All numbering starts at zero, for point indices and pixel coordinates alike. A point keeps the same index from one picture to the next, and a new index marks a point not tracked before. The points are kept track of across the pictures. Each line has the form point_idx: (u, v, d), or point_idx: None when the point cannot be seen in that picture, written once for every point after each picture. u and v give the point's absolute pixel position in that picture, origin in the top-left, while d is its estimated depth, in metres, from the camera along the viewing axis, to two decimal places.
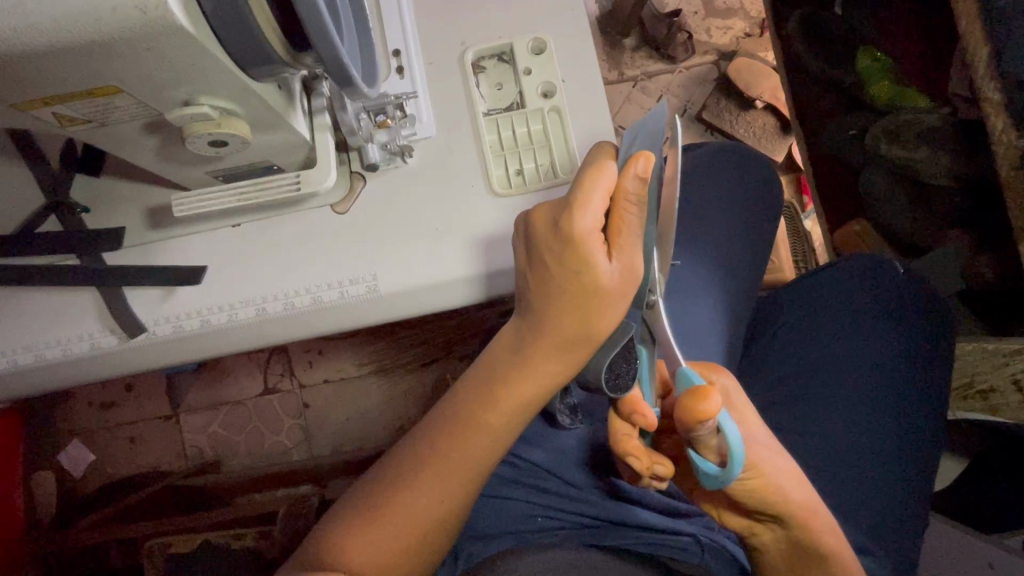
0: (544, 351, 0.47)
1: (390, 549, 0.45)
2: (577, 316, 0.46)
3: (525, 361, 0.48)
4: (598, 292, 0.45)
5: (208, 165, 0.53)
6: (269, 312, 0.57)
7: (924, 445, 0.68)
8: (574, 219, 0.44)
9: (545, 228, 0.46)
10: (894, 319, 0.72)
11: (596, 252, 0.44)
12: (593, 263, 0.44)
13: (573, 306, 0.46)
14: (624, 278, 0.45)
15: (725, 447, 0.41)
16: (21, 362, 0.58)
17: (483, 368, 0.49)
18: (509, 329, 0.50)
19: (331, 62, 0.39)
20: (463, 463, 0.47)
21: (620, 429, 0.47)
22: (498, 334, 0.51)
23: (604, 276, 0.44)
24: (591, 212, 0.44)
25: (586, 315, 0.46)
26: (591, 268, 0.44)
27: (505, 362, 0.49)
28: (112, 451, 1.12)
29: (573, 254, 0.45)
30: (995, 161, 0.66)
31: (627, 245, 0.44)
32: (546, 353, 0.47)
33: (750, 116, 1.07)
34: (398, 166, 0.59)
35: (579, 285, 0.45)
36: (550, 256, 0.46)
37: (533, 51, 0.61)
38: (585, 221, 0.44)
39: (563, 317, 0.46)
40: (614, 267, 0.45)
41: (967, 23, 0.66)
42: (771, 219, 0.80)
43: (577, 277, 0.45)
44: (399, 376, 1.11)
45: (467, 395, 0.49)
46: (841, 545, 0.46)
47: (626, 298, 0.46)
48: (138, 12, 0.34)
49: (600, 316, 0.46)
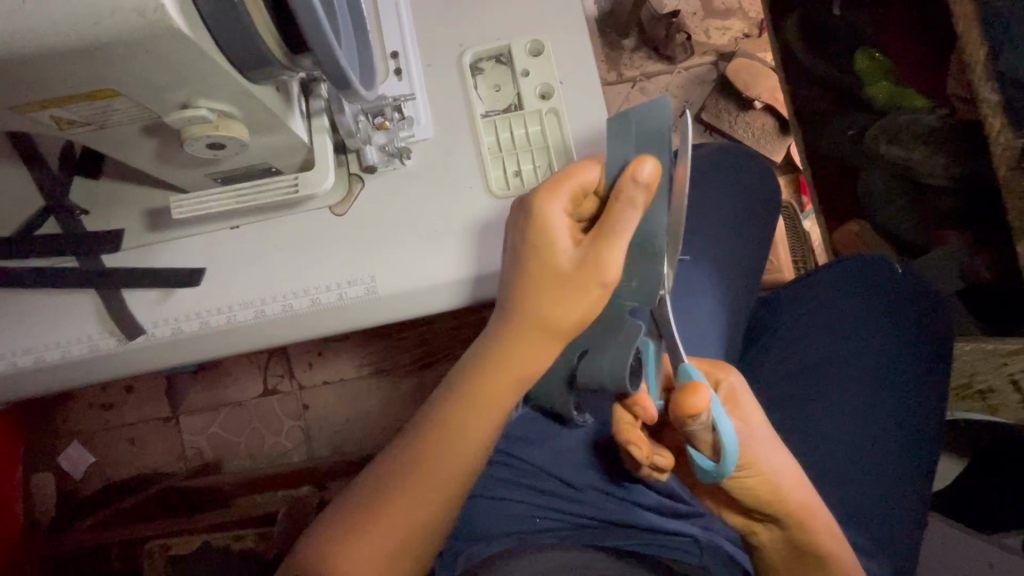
0: (513, 340, 0.47)
1: (381, 553, 0.45)
2: (540, 300, 0.45)
3: (496, 350, 0.47)
4: (557, 274, 0.45)
5: (208, 167, 0.53)
6: (267, 313, 0.57)
7: (923, 446, 0.68)
8: (543, 198, 0.45)
9: (519, 211, 0.48)
10: (893, 319, 0.72)
11: (559, 233, 0.45)
12: (555, 242, 0.45)
13: (535, 289, 0.45)
14: (586, 266, 0.43)
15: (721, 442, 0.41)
16: (21, 364, 0.58)
17: (463, 364, 0.50)
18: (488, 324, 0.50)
19: (329, 64, 0.40)
20: (456, 466, 0.47)
21: (623, 418, 0.48)
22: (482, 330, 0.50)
23: (565, 257, 0.45)
24: (561, 196, 0.45)
25: (545, 299, 0.45)
26: (551, 247, 0.45)
27: (478, 352, 0.48)
28: (112, 452, 1.13)
29: (536, 231, 0.45)
30: (992, 162, 0.66)
31: (598, 237, 0.43)
32: (512, 342, 0.47)
33: (749, 117, 1.08)
34: (396, 168, 0.59)
35: (541, 266, 0.45)
36: (518, 236, 0.47)
37: (532, 52, 0.61)
38: (553, 200, 0.45)
39: (526, 300, 0.46)
40: (578, 253, 0.44)
41: (964, 27, 0.66)
42: (770, 220, 0.80)
43: (539, 256, 0.45)
44: (399, 377, 1.11)
45: (454, 392, 0.48)
46: (839, 545, 0.46)
47: (588, 292, 0.44)
48: (136, 16, 0.34)
49: (563, 307, 0.44)
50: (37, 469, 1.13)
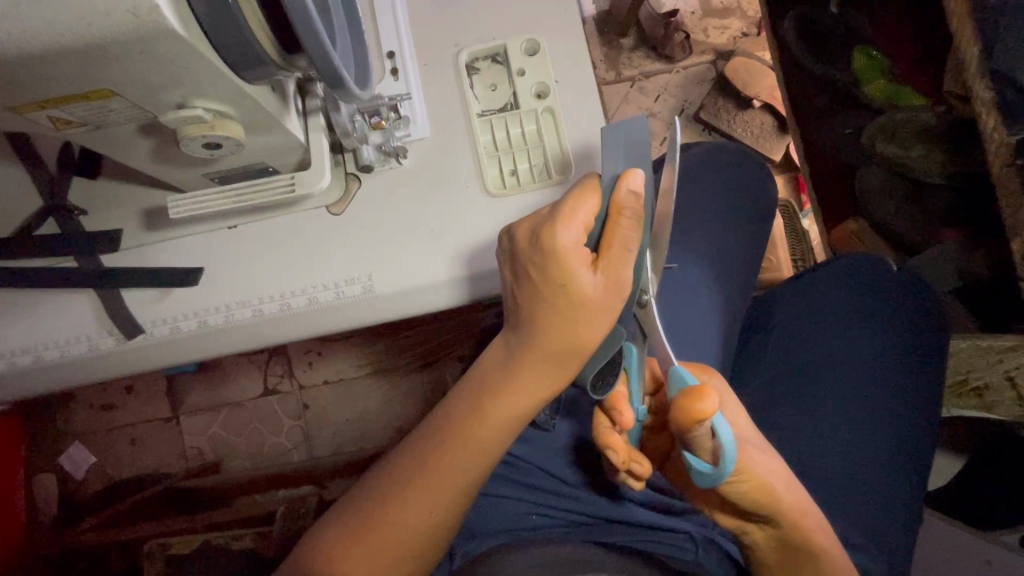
0: (532, 364, 0.47)
1: (383, 558, 0.46)
2: (562, 326, 0.46)
3: (515, 373, 0.48)
4: (582, 304, 0.45)
5: (205, 166, 0.53)
6: (265, 313, 0.58)
7: (919, 444, 0.68)
8: (557, 234, 0.43)
9: (527, 242, 0.46)
10: (889, 318, 0.72)
11: (578, 266, 0.44)
12: (576, 275, 0.44)
13: (559, 318, 0.46)
14: (607, 290, 0.45)
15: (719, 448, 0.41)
16: (21, 363, 0.58)
17: (474, 383, 0.49)
18: (500, 343, 0.50)
19: (323, 65, 0.40)
20: (449, 475, 0.47)
21: (601, 425, 0.48)
22: (488, 346, 0.51)
23: (586, 287, 0.44)
24: (574, 228, 0.43)
25: (573, 327, 0.46)
26: (572, 280, 0.44)
27: (495, 373, 0.49)
28: (113, 452, 1.13)
29: (554, 267, 0.44)
30: (987, 160, 0.66)
31: (615, 258, 0.44)
32: (536, 365, 0.47)
33: (747, 116, 1.08)
34: (393, 166, 0.59)
35: (563, 297, 0.45)
36: (533, 268, 0.46)
37: (527, 52, 0.61)
38: (568, 235, 0.43)
39: (551, 329, 0.46)
40: (597, 279, 0.44)
41: (958, 25, 0.67)
42: (767, 218, 0.80)
43: (562, 291, 0.45)
44: (398, 376, 1.12)
45: (460, 406, 0.49)
46: (831, 543, 0.47)
47: (612, 311, 0.45)
48: (131, 16, 0.34)
49: (586, 329, 0.46)
50: (39, 468, 1.13)
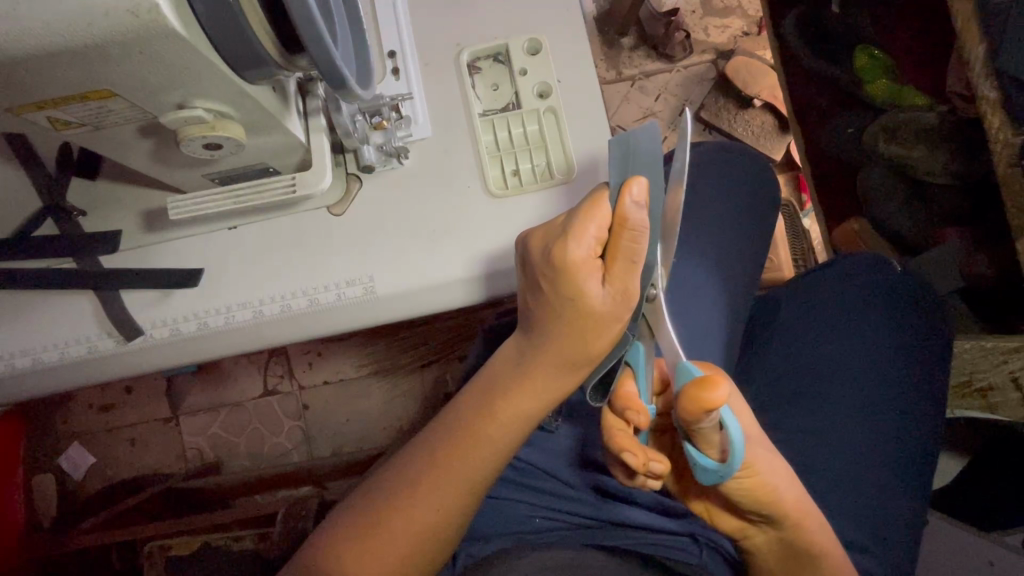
0: (543, 369, 0.47)
1: (387, 559, 0.45)
2: (573, 335, 0.45)
3: (522, 377, 0.48)
4: (591, 316, 0.44)
5: (205, 167, 0.53)
6: (265, 315, 0.57)
7: (924, 443, 0.68)
8: (568, 249, 0.43)
9: (539, 255, 0.45)
10: (893, 319, 0.71)
11: (588, 280, 0.43)
12: (586, 289, 0.43)
13: (570, 328, 0.45)
14: (616, 302, 0.44)
15: (727, 441, 0.40)
16: (19, 366, 0.58)
17: (484, 383, 0.49)
18: (510, 347, 0.50)
19: (324, 66, 0.39)
20: (455, 476, 0.47)
21: (615, 427, 0.45)
22: (499, 348, 0.51)
23: (594, 301, 0.44)
24: (585, 243, 0.43)
25: (584, 337, 0.45)
26: (583, 294, 0.44)
27: (503, 377, 0.48)
28: (112, 453, 1.13)
29: (565, 281, 0.44)
30: (992, 159, 0.66)
31: (622, 270, 0.43)
32: (546, 370, 0.47)
33: (749, 115, 1.07)
34: (393, 168, 0.59)
35: (574, 310, 0.45)
36: (545, 280, 0.45)
37: (529, 51, 0.61)
38: (579, 250, 0.43)
39: (562, 339, 0.46)
40: (606, 291, 0.44)
41: (963, 23, 0.66)
42: (771, 217, 0.80)
43: (572, 303, 0.44)
44: (399, 376, 1.11)
45: (467, 408, 0.49)
46: (831, 543, 0.46)
47: (621, 322, 0.45)
48: (130, 16, 0.34)
49: (593, 337, 0.45)
50: (39, 467, 1.13)
